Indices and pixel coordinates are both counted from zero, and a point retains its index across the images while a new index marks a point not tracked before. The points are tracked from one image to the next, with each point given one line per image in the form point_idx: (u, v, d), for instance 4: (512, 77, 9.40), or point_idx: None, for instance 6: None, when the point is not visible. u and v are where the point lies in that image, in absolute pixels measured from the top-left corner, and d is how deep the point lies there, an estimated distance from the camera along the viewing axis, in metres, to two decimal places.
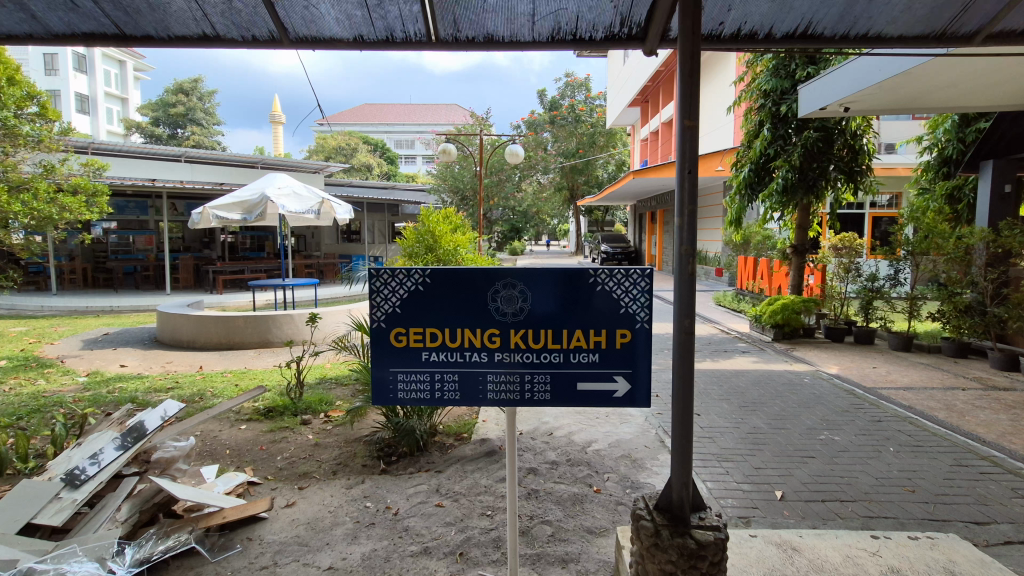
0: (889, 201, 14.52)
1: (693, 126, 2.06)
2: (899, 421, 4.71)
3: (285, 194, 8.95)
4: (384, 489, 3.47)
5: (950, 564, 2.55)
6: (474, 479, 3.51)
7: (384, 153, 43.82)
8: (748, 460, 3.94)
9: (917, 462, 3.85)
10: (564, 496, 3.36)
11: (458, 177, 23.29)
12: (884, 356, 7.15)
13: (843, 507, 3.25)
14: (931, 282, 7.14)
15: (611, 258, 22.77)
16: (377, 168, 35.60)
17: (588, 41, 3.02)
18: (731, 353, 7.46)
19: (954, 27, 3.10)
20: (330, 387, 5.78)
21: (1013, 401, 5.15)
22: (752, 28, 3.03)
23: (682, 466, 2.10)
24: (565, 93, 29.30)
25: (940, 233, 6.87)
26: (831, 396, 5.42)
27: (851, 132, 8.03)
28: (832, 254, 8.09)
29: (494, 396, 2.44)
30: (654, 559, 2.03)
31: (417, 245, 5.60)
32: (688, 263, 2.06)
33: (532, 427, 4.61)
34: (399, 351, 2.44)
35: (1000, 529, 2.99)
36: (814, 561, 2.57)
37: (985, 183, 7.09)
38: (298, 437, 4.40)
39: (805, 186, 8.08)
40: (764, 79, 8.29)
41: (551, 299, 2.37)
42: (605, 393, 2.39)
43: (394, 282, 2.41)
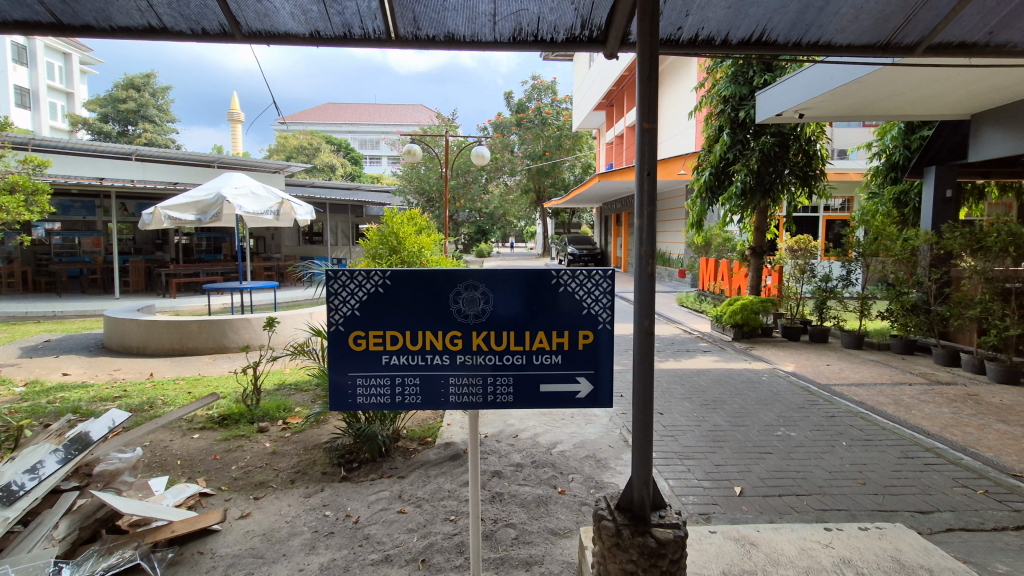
0: (841, 204, 15.17)
1: (651, 128, 2.09)
2: (851, 416, 4.90)
3: (242, 194, 8.66)
4: (344, 497, 3.38)
5: (897, 553, 2.65)
6: (437, 484, 3.45)
7: (349, 154, 43.10)
8: (709, 457, 4.01)
9: (867, 456, 4.01)
10: (529, 498, 3.35)
11: (424, 178, 23.08)
12: (837, 353, 7.43)
13: (799, 501, 3.35)
14: (879, 283, 7.44)
15: (577, 260, 22.99)
16: (340, 168, 34.92)
17: (550, 42, 3.00)
18: (692, 353, 7.61)
19: (898, 37, 3.24)
20: (290, 393, 5.61)
21: (955, 395, 5.43)
22: (709, 34, 3.08)
23: (643, 466, 2.11)
24: (532, 96, 29.54)
25: (888, 236, 7.19)
26: (788, 393, 5.60)
27: (805, 138, 8.33)
28: (788, 256, 8.37)
29: (456, 398, 2.40)
30: (616, 559, 2.04)
31: (380, 247, 5.49)
32: (648, 263, 2.08)
33: (498, 430, 4.59)
34: (358, 355, 2.38)
35: (943, 517, 3.13)
36: (770, 555, 2.62)
37: (929, 187, 7.45)
38: (254, 445, 4.25)
39: (762, 190, 8.29)
40: (723, 85, 8.55)
41: (514, 300, 2.36)
42: (568, 395, 2.38)
43: (353, 284, 2.35)
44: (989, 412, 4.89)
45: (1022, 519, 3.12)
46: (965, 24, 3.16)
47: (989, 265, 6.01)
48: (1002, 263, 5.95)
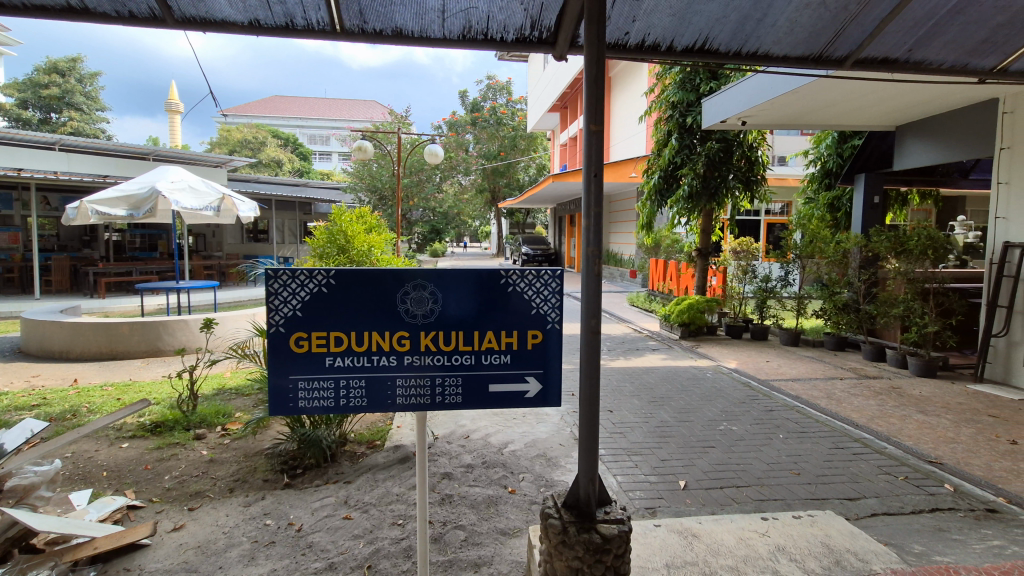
0: (780, 209, 15.99)
1: (598, 131, 2.11)
2: (788, 410, 5.15)
3: (179, 189, 8.19)
4: (287, 505, 3.26)
5: (827, 539, 2.80)
6: (385, 488, 3.38)
7: (298, 149, 41.70)
8: (656, 453, 4.11)
9: (802, 447, 4.22)
10: (478, 499, 3.33)
11: (376, 176, 22.53)
12: (776, 350, 7.80)
13: (739, 492, 3.48)
14: (814, 283, 7.87)
15: (532, 260, 23.16)
16: (287, 163, 33.67)
17: (499, 42, 3.00)
18: (642, 351, 7.80)
19: (829, 51, 3.42)
20: (230, 398, 5.36)
21: (880, 388, 5.82)
22: (654, 40, 3.13)
23: (589, 463, 2.14)
24: (487, 95, 29.51)
25: (823, 238, 7.62)
26: (730, 389, 5.83)
27: (747, 145, 8.70)
28: (732, 257, 8.74)
29: (403, 400, 2.35)
30: (562, 556, 2.05)
31: (328, 245, 5.32)
32: (594, 263, 2.11)
33: (448, 431, 4.54)
34: (300, 357, 2.29)
35: (868, 503, 3.34)
36: (710, 546, 2.73)
37: (859, 194, 7.95)
38: (190, 454, 4.04)
39: (707, 193, 8.60)
40: (672, 91, 8.81)
41: (464, 301, 2.34)
42: (517, 394, 2.38)
43: (294, 284, 2.26)
44: (910, 403, 5.26)
45: (937, 502, 3.37)
46: (888, 41, 3.38)
47: (911, 267, 6.45)
48: (922, 264, 6.39)
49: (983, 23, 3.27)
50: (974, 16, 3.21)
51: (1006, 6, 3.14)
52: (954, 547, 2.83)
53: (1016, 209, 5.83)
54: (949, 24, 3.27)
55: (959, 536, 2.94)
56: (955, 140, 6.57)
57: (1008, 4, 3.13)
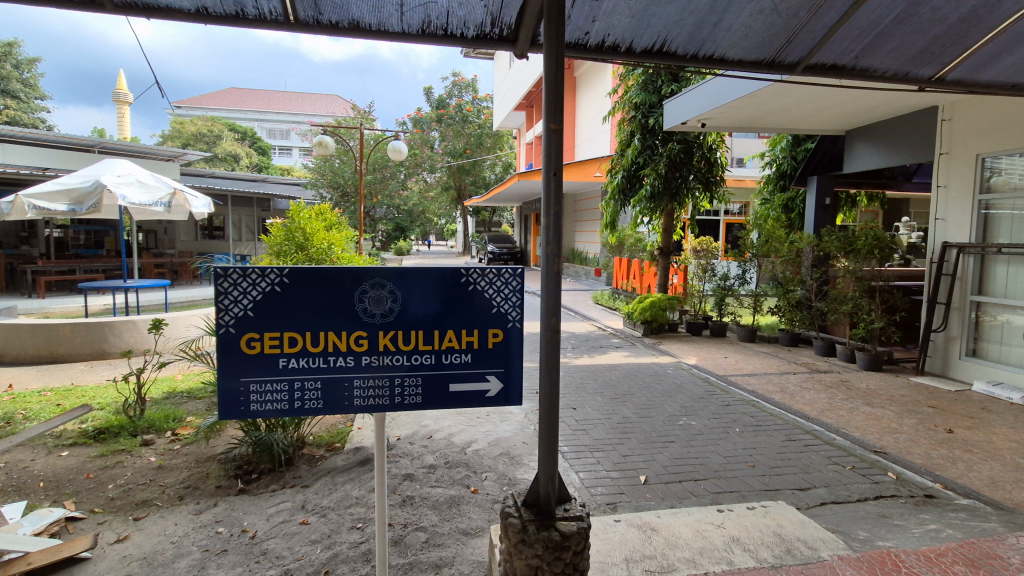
0: (738, 210, 16.53)
1: (558, 129, 2.11)
2: (744, 404, 5.31)
3: (126, 182, 7.80)
4: (240, 512, 3.15)
5: (778, 528, 2.90)
6: (344, 492, 3.31)
7: (256, 143, 40.41)
8: (617, 449, 4.17)
9: (757, 440, 4.36)
10: (440, 499, 3.30)
11: (337, 172, 21.98)
12: (733, 346, 8.05)
13: (697, 485, 3.56)
14: (770, 281, 8.14)
15: (498, 258, 23.18)
16: (244, 158, 32.55)
17: (460, 38, 2.98)
18: (605, 349, 7.91)
19: (781, 56, 3.54)
20: (181, 401, 5.15)
21: (830, 381, 6.07)
22: (615, 41, 3.14)
23: (549, 460, 2.15)
24: (452, 92, 29.33)
25: (777, 238, 7.88)
26: (690, 385, 5.98)
27: (707, 146, 8.92)
28: (692, 256, 8.97)
29: (361, 402, 2.31)
30: (522, 555, 2.05)
31: (286, 243, 5.16)
32: (554, 262, 2.11)
33: (411, 431, 4.49)
34: (252, 358, 2.22)
35: (818, 493, 3.47)
36: (668, 539, 2.78)
37: (812, 195, 8.29)
38: (136, 461, 3.86)
39: (669, 193, 8.78)
40: (634, 92, 8.96)
41: (424, 300, 2.31)
42: (478, 394, 2.37)
43: (246, 283, 2.18)
44: (857, 396, 5.51)
45: (880, 489, 3.53)
46: (837, 48, 3.51)
47: (859, 266, 6.76)
48: (869, 263, 6.71)
49: (922, 34, 3.43)
50: (914, 27, 3.36)
51: (943, 19, 3.29)
52: (896, 532, 2.97)
53: (953, 211, 6.17)
54: (891, 34, 3.42)
55: (901, 522, 3.09)
56: (899, 145, 6.91)
57: (945, 17, 3.28)
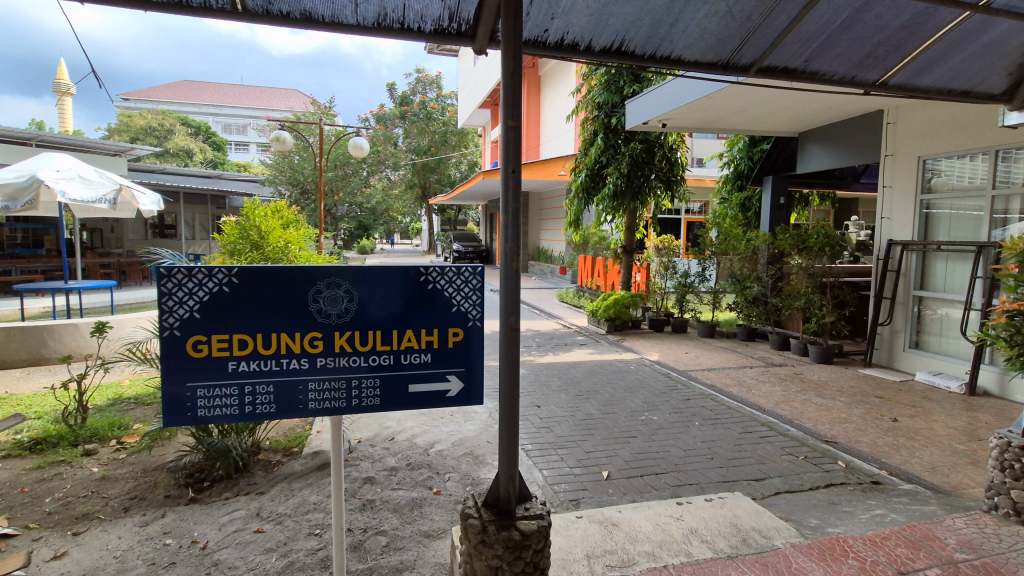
0: (698, 209, 16.96)
1: (516, 126, 2.10)
2: (703, 398, 5.44)
3: (66, 178, 7.37)
4: (190, 522, 3.02)
5: (735, 519, 2.97)
6: (302, 498, 3.22)
7: (211, 138, 38.99)
8: (580, 445, 4.20)
9: (716, 433, 4.47)
10: (401, 502, 3.25)
11: (297, 168, 21.35)
12: (694, 342, 8.25)
13: (658, 479, 3.62)
14: (728, 278, 8.38)
15: (464, 257, 23.11)
16: (198, 153, 31.29)
17: (417, 32, 2.92)
18: (570, 346, 7.97)
19: (736, 57, 3.62)
20: (128, 408, 4.92)
21: (784, 374, 6.29)
22: (573, 39, 3.13)
23: (509, 459, 2.13)
24: (416, 89, 29.03)
25: (735, 237, 8.10)
26: (652, 380, 6.09)
27: (668, 146, 9.08)
28: (654, 254, 9.14)
29: (316, 405, 2.24)
30: (482, 556, 2.03)
31: (240, 242, 4.96)
32: (513, 259, 2.10)
33: (373, 434, 4.40)
34: (199, 362, 2.12)
35: (773, 482, 3.58)
36: (629, 534, 2.82)
37: (767, 194, 8.58)
38: (77, 472, 3.66)
39: (631, 192, 8.92)
40: (597, 92, 9.06)
41: (384, 299, 2.26)
42: (438, 394, 2.33)
43: (191, 283, 2.08)
44: (810, 388, 5.73)
45: (831, 477, 3.68)
46: (789, 51, 3.62)
47: (811, 263, 7.03)
48: (821, 260, 6.98)
49: (867, 39, 3.57)
50: (859, 32, 3.49)
51: (886, 25, 3.43)
52: (844, 519, 3.09)
53: (897, 210, 6.47)
54: (839, 39, 3.54)
55: (849, 508, 3.22)
56: (848, 147, 7.20)
57: (887, 24, 3.42)
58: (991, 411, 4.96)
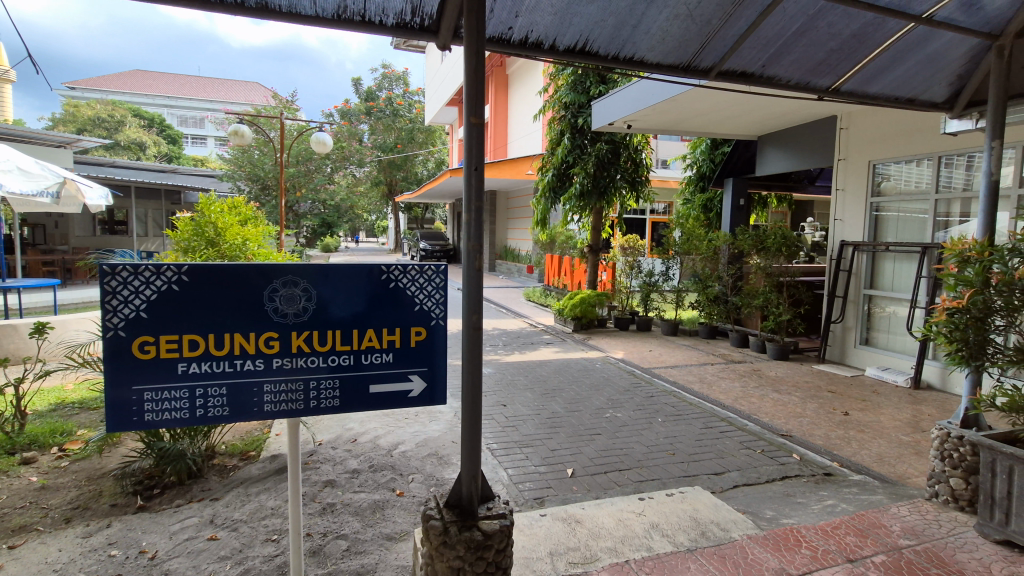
0: (663, 209, 17.32)
1: (479, 124, 2.08)
2: (666, 395, 5.55)
3: (3, 169, 6.91)
4: (139, 531, 2.89)
5: (694, 513, 3.04)
6: (259, 503, 3.12)
7: (166, 131, 37.45)
8: (546, 443, 4.21)
9: (677, 429, 4.56)
10: (363, 505, 3.19)
11: (257, 164, 20.70)
12: (657, 340, 8.42)
13: (622, 475, 3.67)
14: (691, 277, 8.56)
15: (431, 256, 22.95)
16: (151, 146, 29.98)
17: (378, 26, 2.86)
18: (536, 345, 8.00)
19: (697, 60, 3.69)
20: (72, 414, 4.67)
21: (743, 370, 6.49)
22: (538, 37, 3.12)
23: (471, 459, 2.11)
24: (382, 85, 28.65)
25: (697, 237, 8.28)
26: (617, 378, 6.18)
27: (633, 148, 9.21)
28: (620, 253, 9.26)
29: (271, 407, 2.17)
30: (443, 558, 2.00)
31: (194, 239, 4.77)
32: (475, 258, 2.08)
33: (334, 436, 4.31)
34: (146, 364, 2.02)
35: (731, 476, 3.68)
36: (592, 530, 2.84)
37: (728, 196, 8.83)
38: (14, 482, 3.45)
39: (597, 192, 9.02)
40: (564, 92, 9.11)
41: (344, 299, 2.20)
42: (400, 394, 2.30)
43: (137, 282, 1.98)
44: (767, 383, 5.93)
45: (786, 470, 3.80)
46: (747, 55, 3.71)
47: (769, 263, 7.26)
48: (778, 260, 7.21)
49: (821, 46, 3.70)
50: (813, 39, 3.61)
51: (838, 33, 3.56)
52: (798, 509, 3.20)
53: (849, 212, 6.75)
54: (794, 45, 3.66)
55: (802, 499, 3.34)
56: (804, 151, 7.46)
57: (839, 32, 3.55)
58: (934, 403, 5.22)
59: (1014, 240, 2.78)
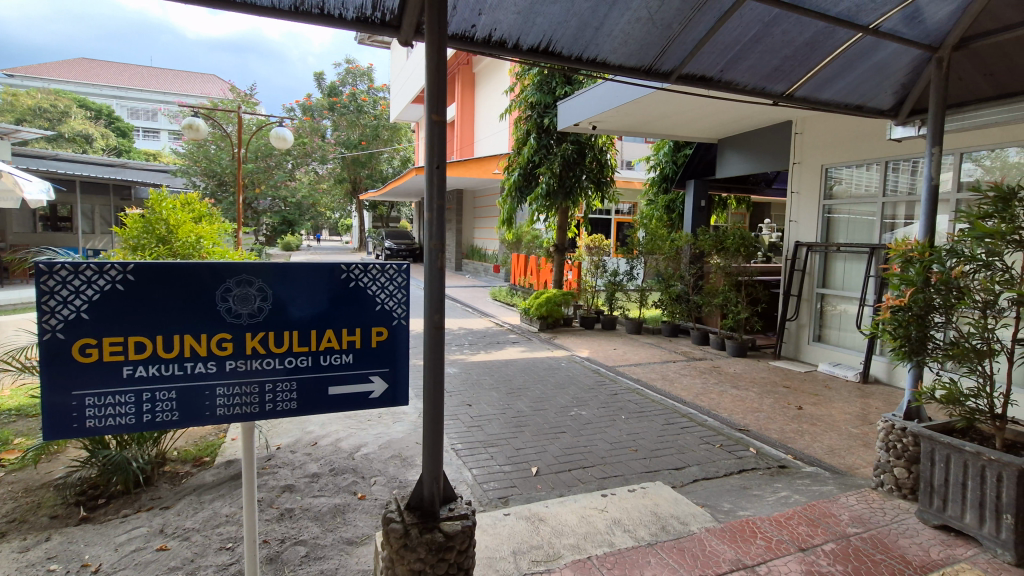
0: (627, 209, 17.62)
1: (440, 121, 2.06)
2: (630, 392, 5.64)
3: None
4: (81, 544, 2.74)
5: (655, 508, 3.10)
6: (212, 510, 3.01)
7: (114, 123, 35.71)
8: (511, 442, 4.22)
9: (640, 426, 4.64)
10: (323, 509, 3.12)
11: (214, 159, 19.95)
12: (622, 338, 8.55)
13: (585, 473, 3.71)
14: (654, 277, 8.72)
15: (396, 255, 22.67)
16: (98, 139, 28.48)
17: (338, 19, 2.78)
18: (502, 344, 8.00)
19: (658, 64, 3.76)
20: (8, 421, 4.40)
21: (703, 367, 6.66)
22: (501, 36, 3.11)
23: (433, 460, 2.09)
24: (346, 80, 28.15)
25: (661, 237, 8.43)
26: (582, 376, 6.24)
27: (598, 148, 9.30)
28: (586, 253, 9.37)
29: (225, 411, 2.09)
30: (404, 560, 1.98)
31: (143, 236, 4.56)
32: (438, 257, 2.06)
33: (293, 439, 4.20)
34: (88, 368, 1.91)
35: (691, 470, 3.77)
36: (555, 528, 2.86)
37: (690, 197, 9.07)
38: None
39: (563, 192, 9.09)
40: (530, 92, 9.14)
41: (303, 299, 2.14)
42: (361, 395, 2.26)
43: (78, 281, 1.87)
44: (726, 379, 6.11)
45: (743, 464, 3.92)
46: (706, 60, 3.80)
47: (729, 263, 7.47)
48: (737, 260, 7.42)
49: (775, 53, 3.82)
50: (768, 46, 3.73)
51: (791, 41, 3.69)
52: (754, 502, 3.30)
53: (803, 214, 7.01)
54: (750, 51, 3.77)
55: (758, 492, 3.45)
56: (761, 155, 7.70)
57: (793, 39, 3.67)
58: (881, 397, 5.49)
59: (951, 241, 2.94)
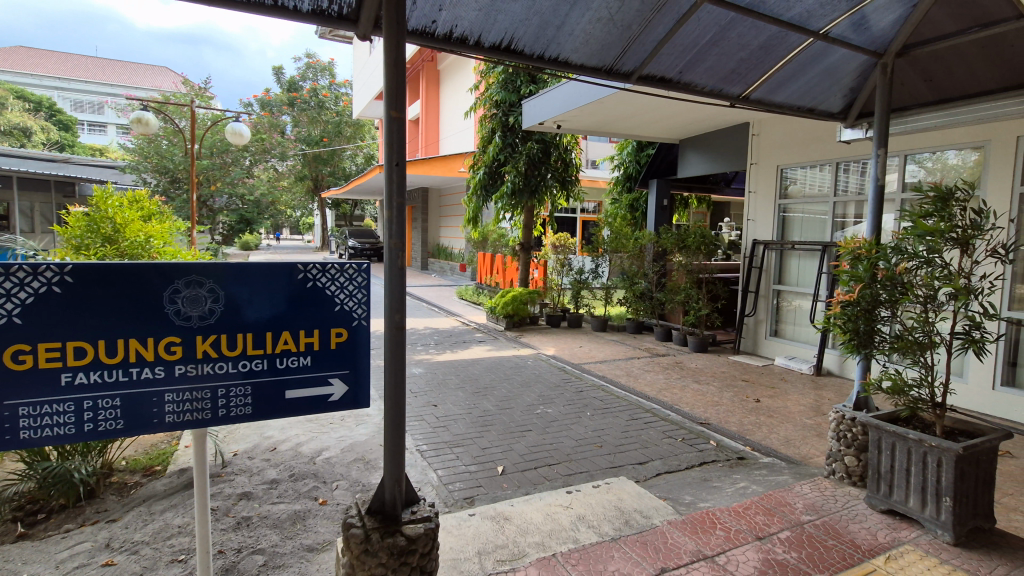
0: (592, 208, 17.83)
1: (399, 117, 2.02)
2: (595, 389, 5.70)
3: None
4: (17, 563, 2.58)
5: (619, 503, 3.14)
6: (163, 521, 2.89)
7: (55, 116, 33.82)
8: (476, 442, 4.20)
9: (605, 422, 4.70)
10: (282, 517, 3.03)
11: (166, 155, 19.11)
12: (587, 336, 8.65)
13: (550, 470, 3.72)
14: (619, 274, 8.84)
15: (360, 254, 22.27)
16: (38, 132, 26.86)
17: (293, 11, 2.70)
18: (469, 344, 7.96)
19: (619, 64, 3.80)
20: None
21: (666, 363, 6.80)
22: (462, 33, 3.08)
23: (395, 462, 2.06)
24: (306, 75, 27.48)
25: (625, 235, 8.55)
26: (548, 374, 6.28)
27: (563, 147, 9.36)
28: (552, 251, 9.41)
29: (174, 418, 2.00)
30: (364, 566, 1.94)
31: (87, 235, 4.31)
32: (398, 256, 2.03)
33: (252, 445, 4.07)
34: (21, 377, 1.79)
35: (654, 465, 3.83)
36: (520, 526, 2.86)
37: (653, 197, 9.23)
38: None
39: (528, 190, 9.10)
40: (495, 90, 9.13)
41: (257, 300, 2.07)
42: (320, 398, 2.19)
43: (8, 283, 1.75)
44: (688, 374, 6.25)
45: (704, 457, 4.01)
46: (665, 61, 3.87)
47: (690, 260, 7.64)
48: (698, 258, 7.60)
49: (731, 56, 3.92)
50: (725, 49, 3.82)
51: (747, 44, 3.79)
52: (714, 493, 3.39)
53: (760, 213, 7.22)
54: (707, 53, 3.86)
55: (718, 483, 3.54)
56: (720, 155, 7.90)
57: (748, 43, 3.78)
58: (833, 388, 5.72)
59: (896, 239, 3.08)
